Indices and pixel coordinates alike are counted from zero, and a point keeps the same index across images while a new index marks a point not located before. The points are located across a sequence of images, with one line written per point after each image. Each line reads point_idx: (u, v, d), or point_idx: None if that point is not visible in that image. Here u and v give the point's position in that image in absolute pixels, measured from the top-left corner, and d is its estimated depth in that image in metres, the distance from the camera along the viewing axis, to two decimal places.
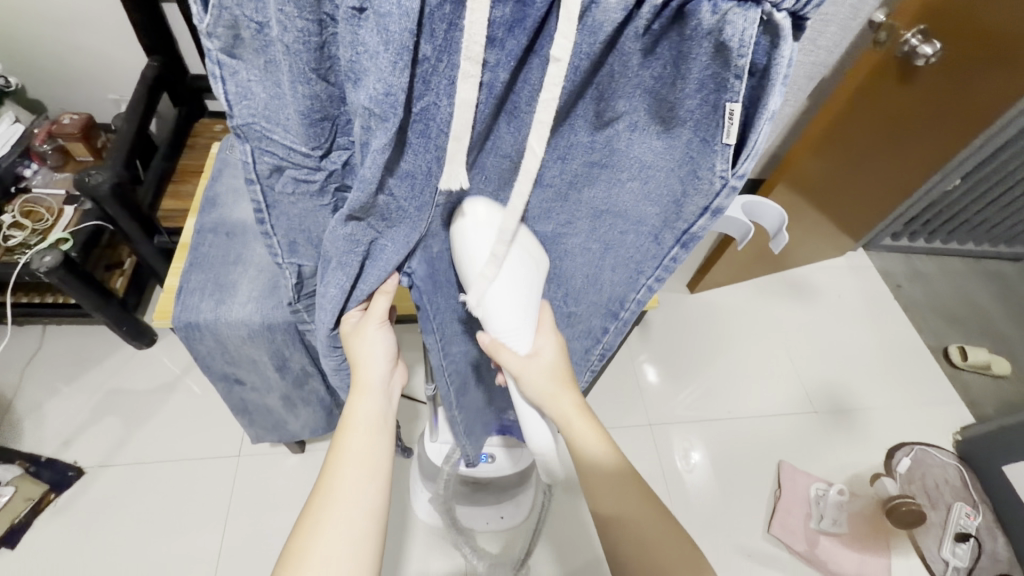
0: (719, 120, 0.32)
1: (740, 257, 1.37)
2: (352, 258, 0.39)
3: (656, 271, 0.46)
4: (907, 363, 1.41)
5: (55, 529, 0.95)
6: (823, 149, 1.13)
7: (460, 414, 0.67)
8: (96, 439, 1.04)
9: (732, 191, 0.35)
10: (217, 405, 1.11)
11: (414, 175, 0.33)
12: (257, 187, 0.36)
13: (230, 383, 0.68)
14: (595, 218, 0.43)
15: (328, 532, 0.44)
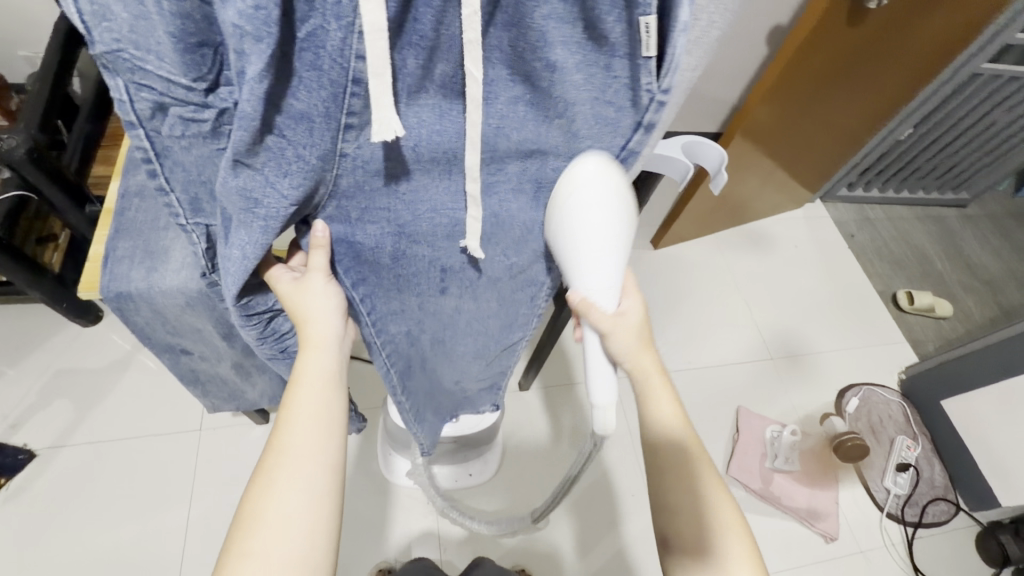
0: (637, 35, 0.31)
1: (700, 211, 1.38)
2: (251, 220, 0.35)
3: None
4: (859, 308, 1.47)
5: (9, 514, 0.92)
6: (778, 101, 1.11)
7: (405, 394, 0.65)
8: (46, 421, 1.00)
9: (660, 106, 0.35)
10: (173, 378, 1.08)
11: (310, 116, 0.31)
12: (139, 132, 0.33)
13: (176, 355, 0.65)
14: (526, 162, 0.42)
15: (285, 491, 0.43)
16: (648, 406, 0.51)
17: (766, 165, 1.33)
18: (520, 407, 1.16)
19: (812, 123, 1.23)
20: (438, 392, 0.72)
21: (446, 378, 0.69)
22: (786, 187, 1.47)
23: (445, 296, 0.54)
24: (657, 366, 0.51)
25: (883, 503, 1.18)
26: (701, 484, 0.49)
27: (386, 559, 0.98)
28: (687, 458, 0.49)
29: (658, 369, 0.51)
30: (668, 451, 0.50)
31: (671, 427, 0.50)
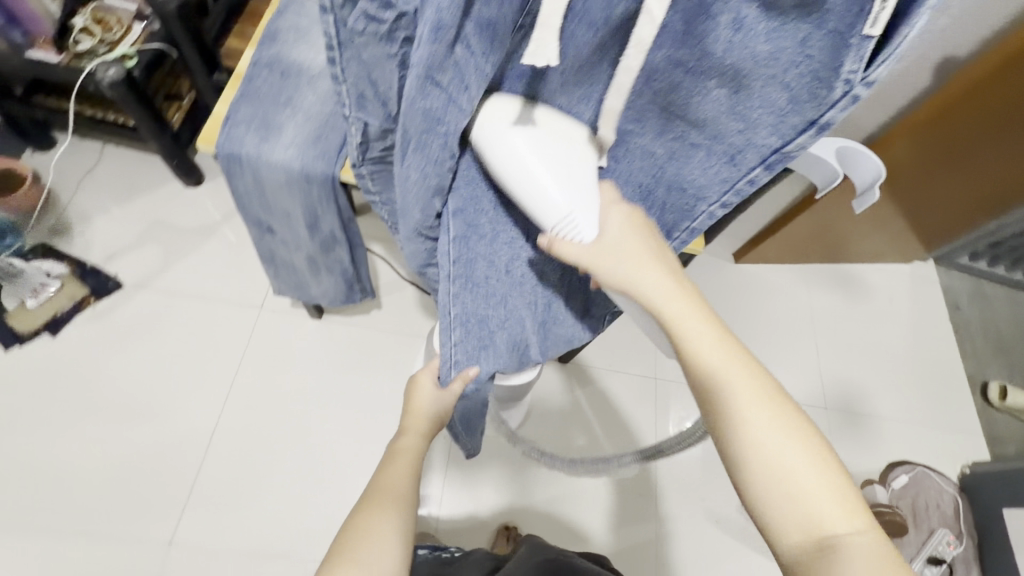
0: (866, 7, 0.29)
1: (797, 236, 1.32)
2: (429, 138, 0.38)
3: (718, 201, 0.47)
4: (940, 386, 1.34)
5: (88, 332, 1.03)
6: (926, 138, 1.05)
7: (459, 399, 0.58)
8: (136, 260, 1.10)
9: (851, 101, 0.34)
10: (249, 254, 1.15)
11: (495, 25, 0.32)
12: (330, 17, 0.35)
13: (261, 229, 0.68)
14: (666, 126, 0.44)
15: (377, 514, 0.50)
16: (679, 331, 0.43)
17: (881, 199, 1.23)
18: (555, 378, 1.15)
19: (957, 174, 1.11)
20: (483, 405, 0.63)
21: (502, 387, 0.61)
22: (900, 235, 1.35)
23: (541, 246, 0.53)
24: (675, 290, 0.44)
25: None
26: (759, 402, 0.41)
27: None
28: (734, 378, 0.42)
29: (675, 285, 0.44)
30: (716, 371, 0.42)
31: (711, 352, 0.42)
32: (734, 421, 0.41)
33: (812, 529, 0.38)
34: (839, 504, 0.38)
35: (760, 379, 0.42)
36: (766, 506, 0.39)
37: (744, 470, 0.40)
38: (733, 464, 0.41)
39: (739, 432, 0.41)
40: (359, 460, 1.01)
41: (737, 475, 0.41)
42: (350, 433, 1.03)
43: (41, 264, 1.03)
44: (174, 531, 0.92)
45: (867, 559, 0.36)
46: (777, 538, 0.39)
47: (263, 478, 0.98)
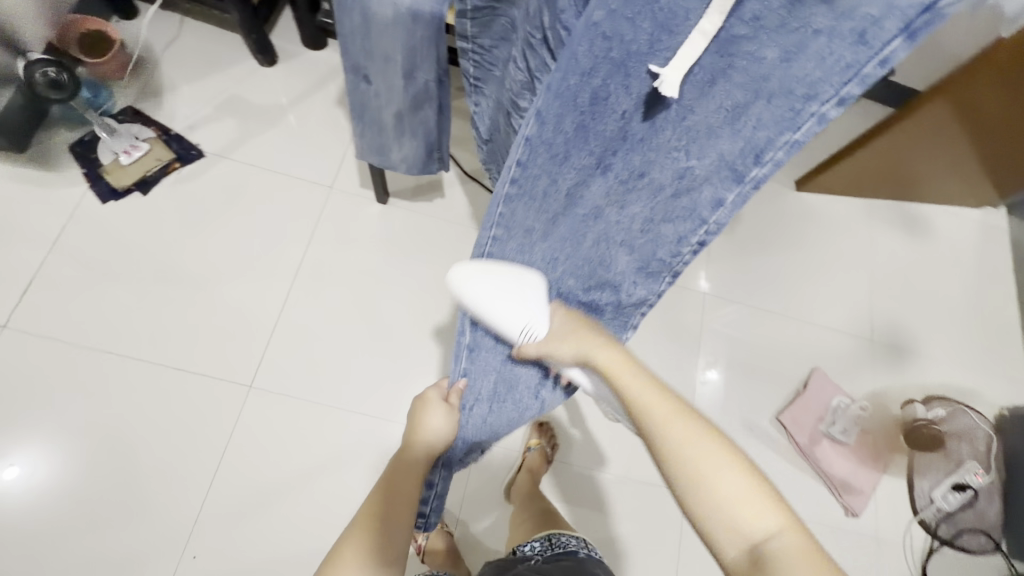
0: None
1: (860, 174, 1.30)
2: None
3: (835, 97, 0.39)
4: (992, 333, 1.31)
5: (173, 193, 1.10)
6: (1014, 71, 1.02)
7: (472, 337, 0.63)
8: (215, 131, 1.15)
9: None
10: (319, 138, 1.18)
11: None
12: None
13: (358, 79, 0.71)
14: (790, 11, 0.37)
15: (354, 534, 0.58)
16: (620, 382, 0.52)
17: (958, 143, 1.18)
18: None
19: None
20: (510, 398, 0.67)
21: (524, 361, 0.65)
22: (969, 183, 1.30)
23: (602, 176, 0.53)
24: (617, 358, 0.54)
25: (919, 509, 1.13)
26: (693, 438, 0.46)
27: (447, 355, 1.08)
28: (666, 420, 0.47)
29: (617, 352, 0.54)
30: (651, 413, 0.48)
31: (648, 400, 0.49)
32: (672, 459, 0.45)
33: (747, 541, 0.41)
34: (770, 517, 0.42)
35: (694, 422, 0.47)
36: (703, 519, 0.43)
37: (682, 489, 0.45)
38: (678, 488, 0.45)
39: (673, 460, 0.46)
40: (415, 335, 1.08)
41: (679, 497, 0.45)
42: (407, 312, 1.09)
43: (131, 128, 1.10)
44: (254, 378, 1.01)
45: (794, 566, 0.39)
46: (718, 551, 0.42)
47: (329, 340, 1.05)
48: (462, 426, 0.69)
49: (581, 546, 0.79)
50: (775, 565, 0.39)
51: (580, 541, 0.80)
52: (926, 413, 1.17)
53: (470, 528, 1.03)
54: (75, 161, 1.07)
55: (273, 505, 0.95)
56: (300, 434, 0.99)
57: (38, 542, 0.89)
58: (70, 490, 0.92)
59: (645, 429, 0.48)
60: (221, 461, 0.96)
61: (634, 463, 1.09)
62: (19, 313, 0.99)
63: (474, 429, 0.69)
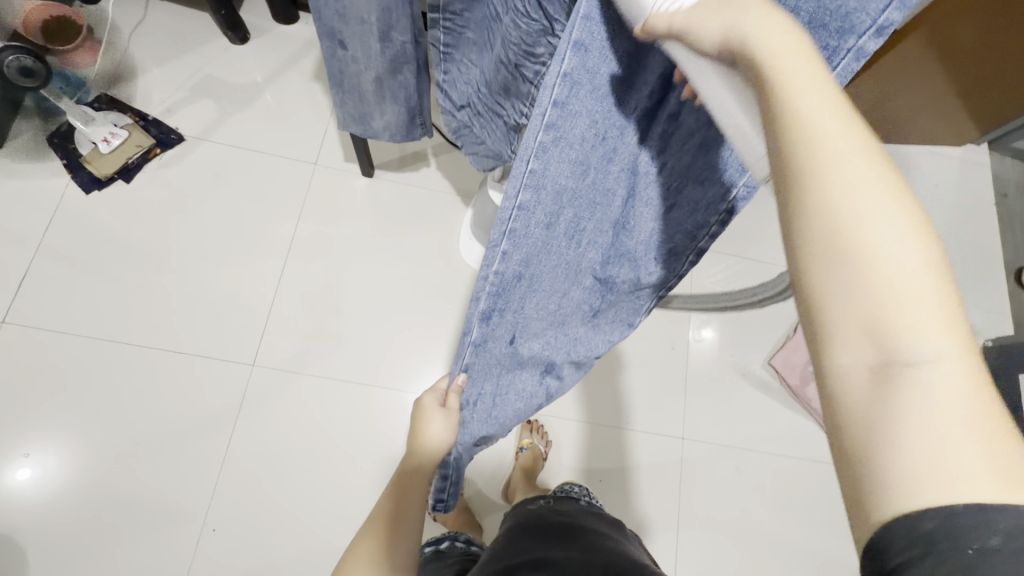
0: None
1: None
2: None
3: (872, 28, 0.32)
4: (973, 267, 1.34)
5: (157, 179, 1.09)
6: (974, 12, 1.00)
7: (482, 330, 0.44)
8: (193, 114, 1.13)
9: None
10: (298, 115, 1.17)
11: None
12: None
13: (334, 45, 0.70)
14: None
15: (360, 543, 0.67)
16: (771, 71, 0.27)
17: (933, 79, 1.17)
18: None
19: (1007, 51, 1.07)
20: (511, 390, 0.54)
21: (531, 349, 0.51)
22: (951, 115, 1.30)
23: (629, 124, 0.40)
24: (792, 46, 0.27)
25: None
26: (865, 193, 0.25)
27: (441, 322, 1.09)
28: (844, 157, 0.25)
29: (796, 32, 0.28)
30: (807, 110, 0.26)
31: (824, 120, 0.26)
32: (823, 213, 0.25)
33: (882, 352, 0.24)
34: (947, 328, 0.24)
35: (880, 153, 0.26)
36: (824, 297, 0.25)
37: (807, 236, 0.26)
38: (798, 267, 0.26)
39: (818, 197, 0.25)
40: (410, 303, 1.09)
41: (795, 249, 0.26)
42: (401, 283, 1.10)
43: (108, 116, 1.08)
44: (255, 356, 1.03)
45: (938, 418, 0.23)
46: (824, 348, 0.25)
47: (327, 314, 1.07)
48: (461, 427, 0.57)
49: (584, 494, 0.86)
50: (911, 399, 0.23)
51: (581, 491, 0.87)
52: None
53: (478, 487, 1.07)
54: (54, 152, 1.06)
55: (287, 476, 0.98)
56: (307, 408, 1.01)
57: (58, 529, 0.91)
58: (86, 476, 0.94)
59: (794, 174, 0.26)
60: (231, 440, 0.99)
61: (633, 414, 1.13)
62: (15, 310, 0.99)
63: (480, 427, 0.54)
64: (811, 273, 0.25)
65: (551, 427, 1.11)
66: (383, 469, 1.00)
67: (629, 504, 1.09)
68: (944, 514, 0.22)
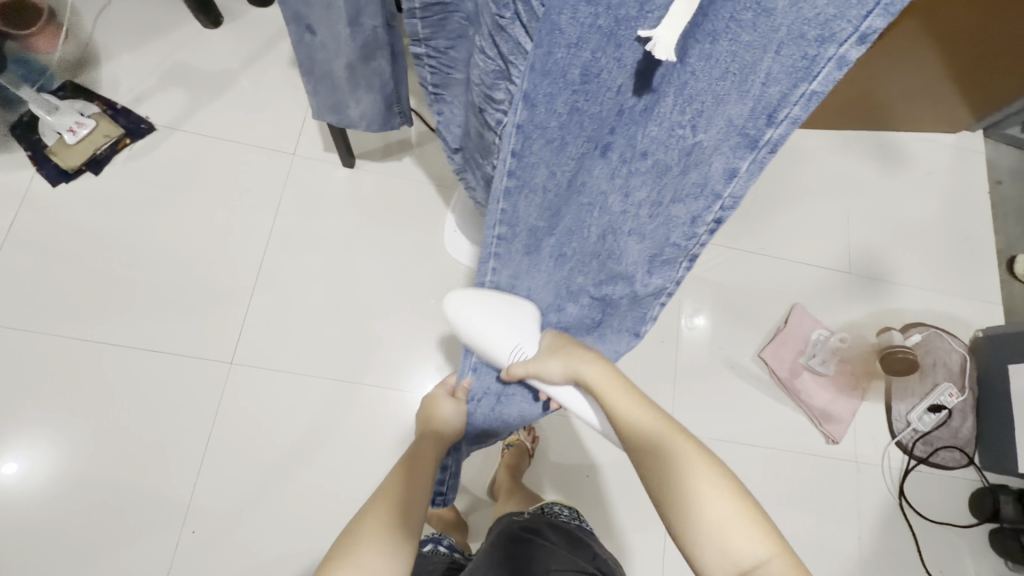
0: None
1: (833, 104, 1.28)
2: None
3: (855, 34, 0.31)
4: (966, 256, 1.32)
5: (128, 170, 1.05)
6: None
7: (488, 333, 0.65)
8: (164, 103, 1.09)
9: None
10: (277, 102, 1.13)
11: None
12: None
13: (301, 30, 0.67)
14: None
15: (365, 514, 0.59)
16: (614, 408, 0.60)
17: (928, 63, 1.14)
18: None
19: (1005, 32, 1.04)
20: (516, 391, 0.72)
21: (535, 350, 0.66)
22: (945, 101, 1.27)
23: (602, 162, 0.48)
24: (610, 381, 0.61)
25: (897, 432, 1.16)
26: (675, 457, 0.55)
27: (425, 317, 1.06)
28: (654, 441, 0.57)
29: (609, 374, 0.62)
30: (644, 436, 0.57)
31: (638, 420, 0.58)
32: (665, 479, 0.54)
33: (732, 560, 0.49)
34: (752, 540, 0.49)
35: (682, 440, 0.56)
36: (690, 539, 0.52)
37: (673, 510, 0.53)
38: (661, 507, 0.54)
39: (653, 474, 0.55)
40: (393, 298, 1.07)
41: (662, 509, 0.54)
42: (384, 276, 1.07)
43: (74, 104, 1.04)
44: (234, 354, 1.00)
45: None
46: (696, 560, 0.52)
47: (308, 309, 1.04)
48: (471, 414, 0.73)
49: (572, 517, 0.83)
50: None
51: (571, 512, 0.84)
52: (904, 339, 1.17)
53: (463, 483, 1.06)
54: (19, 143, 1.02)
55: (267, 476, 0.96)
56: (288, 406, 0.99)
57: (34, 532, 0.89)
58: (60, 479, 0.92)
59: (642, 458, 0.57)
60: (210, 440, 0.96)
61: None
62: None
63: (483, 419, 0.73)
64: (667, 515, 0.54)
65: (538, 422, 1.09)
66: (366, 468, 0.98)
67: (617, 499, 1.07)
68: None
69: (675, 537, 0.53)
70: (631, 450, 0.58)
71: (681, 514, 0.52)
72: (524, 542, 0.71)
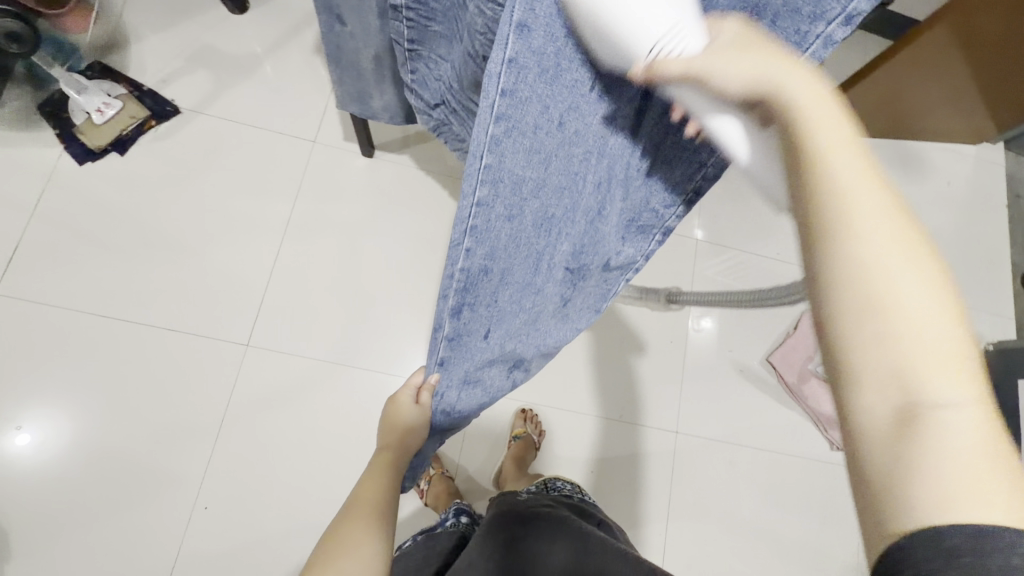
0: None
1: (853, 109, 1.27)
2: None
3: (842, 13, 0.37)
4: (981, 269, 1.32)
5: (152, 151, 1.07)
6: None
7: (454, 325, 0.45)
8: (188, 85, 1.10)
9: None
10: (300, 89, 1.14)
11: None
12: None
13: (331, 20, 0.67)
14: None
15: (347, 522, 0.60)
16: (806, 120, 0.33)
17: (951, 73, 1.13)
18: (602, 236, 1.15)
19: None
20: (483, 380, 0.52)
21: (508, 340, 0.50)
22: (968, 112, 1.26)
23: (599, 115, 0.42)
24: (814, 96, 0.33)
25: None
26: (892, 228, 0.29)
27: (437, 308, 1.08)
28: (862, 186, 0.30)
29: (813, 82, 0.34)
30: (841, 172, 0.30)
31: (850, 149, 0.31)
32: (852, 249, 0.29)
33: (906, 395, 0.27)
34: (962, 380, 0.27)
35: (904, 216, 0.29)
36: (852, 348, 0.28)
37: (845, 298, 0.29)
38: (819, 288, 0.30)
39: (833, 237, 0.30)
40: (408, 287, 1.08)
41: (826, 285, 0.30)
42: (400, 266, 1.09)
43: (102, 85, 1.05)
44: (250, 337, 1.02)
45: (957, 452, 0.25)
46: (851, 385, 0.28)
47: (323, 295, 1.05)
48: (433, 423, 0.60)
49: (572, 490, 0.87)
50: (927, 434, 0.26)
51: (572, 486, 0.88)
52: None
53: (469, 472, 1.08)
54: (47, 120, 1.04)
55: (278, 458, 0.98)
56: (301, 389, 1.01)
57: (51, 501, 0.92)
58: (78, 452, 0.94)
59: (818, 202, 0.31)
60: (224, 419, 0.98)
61: (629, 406, 1.13)
62: (8, 280, 0.98)
63: (443, 421, 0.54)
64: (830, 276, 0.29)
65: (545, 415, 1.10)
66: None
67: (621, 495, 1.09)
68: (968, 532, 0.24)
69: (817, 321, 0.30)
70: (808, 177, 0.31)
71: (862, 314, 0.28)
72: (526, 505, 0.76)
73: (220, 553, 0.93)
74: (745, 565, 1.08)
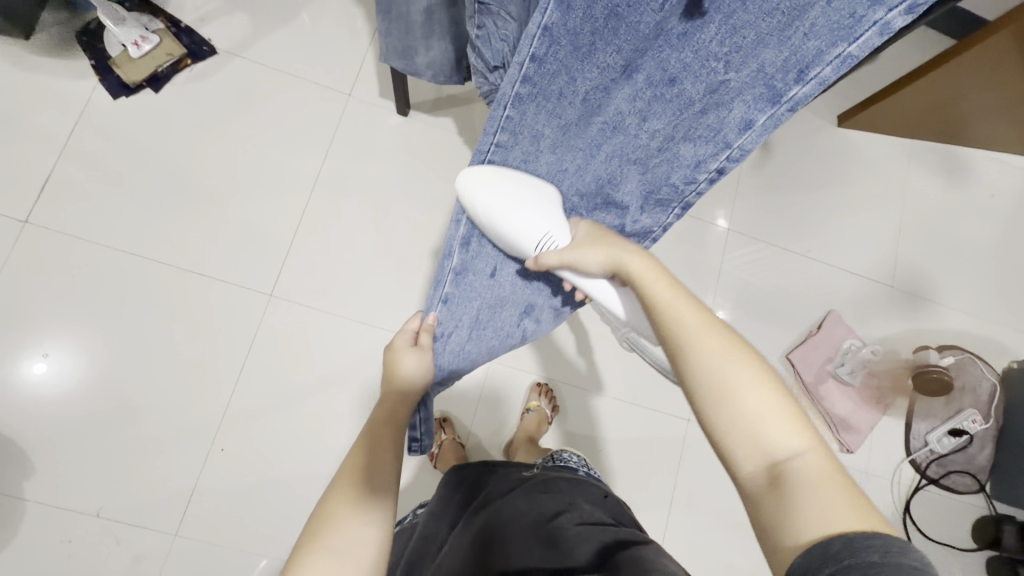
0: None
1: (908, 109, 1.21)
2: None
3: (903, 3, 0.39)
4: (1015, 286, 1.28)
5: (186, 92, 1.05)
6: None
7: (462, 257, 0.55)
8: (226, 27, 1.08)
9: None
10: (337, 41, 1.11)
11: None
12: None
13: None
14: None
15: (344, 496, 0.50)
16: (648, 287, 0.50)
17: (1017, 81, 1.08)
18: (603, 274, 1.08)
19: None
20: (491, 323, 0.61)
21: (511, 282, 0.60)
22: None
23: (622, 88, 0.49)
24: (652, 268, 0.51)
25: (911, 450, 1.16)
26: (719, 350, 0.44)
27: None
28: (700, 332, 0.46)
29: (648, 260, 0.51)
30: (685, 328, 0.46)
31: (682, 311, 0.48)
32: (704, 373, 0.44)
33: (764, 456, 0.40)
34: (791, 433, 0.40)
35: (728, 338, 0.45)
36: (724, 433, 0.42)
37: (711, 404, 0.43)
38: (698, 406, 0.44)
39: (692, 364, 0.44)
40: (432, 251, 1.07)
41: (700, 404, 0.44)
42: (425, 229, 1.08)
43: (139, 19, 1.04)
44: (273, 288, 1.02)
45: (813, 483, 0.38)
46: (733, 459, 0.41)
47: (347, 252, 1.05)
48: (440, 357, 0.60)
49: (580, 464, 0.88)
50: (790, 482, 0.38)
51: (579, 459, 0.89)
52: (937, 360, 1.16)
53: (478, 437, 1.09)
54: (83, 51, 1.03)
55: (292, 408, 0.99)
56: (319, 343, 1.02)
57: (72, 429, 0.94)
58: (102, 383, 0.96)
59: (676, 346, 0.46)
60: (243, 366, 0.99)
61: (642, 391, 1.13)
62: (39, 211, 0.99)
63: (450, 359, 0.61)
64: (703, 400, 0.43)
65: (558, 391, 1.11)
66: None
67: (625, 476, 1.10)
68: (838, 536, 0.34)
69: (704, 431, 0.44)
70: (663, 326, 0.48)
71: (721, 409, 0.42)
72: (530, 476, 0.77)
73: (231, 495, 0.95)
74: (741, 556, 1.09)
